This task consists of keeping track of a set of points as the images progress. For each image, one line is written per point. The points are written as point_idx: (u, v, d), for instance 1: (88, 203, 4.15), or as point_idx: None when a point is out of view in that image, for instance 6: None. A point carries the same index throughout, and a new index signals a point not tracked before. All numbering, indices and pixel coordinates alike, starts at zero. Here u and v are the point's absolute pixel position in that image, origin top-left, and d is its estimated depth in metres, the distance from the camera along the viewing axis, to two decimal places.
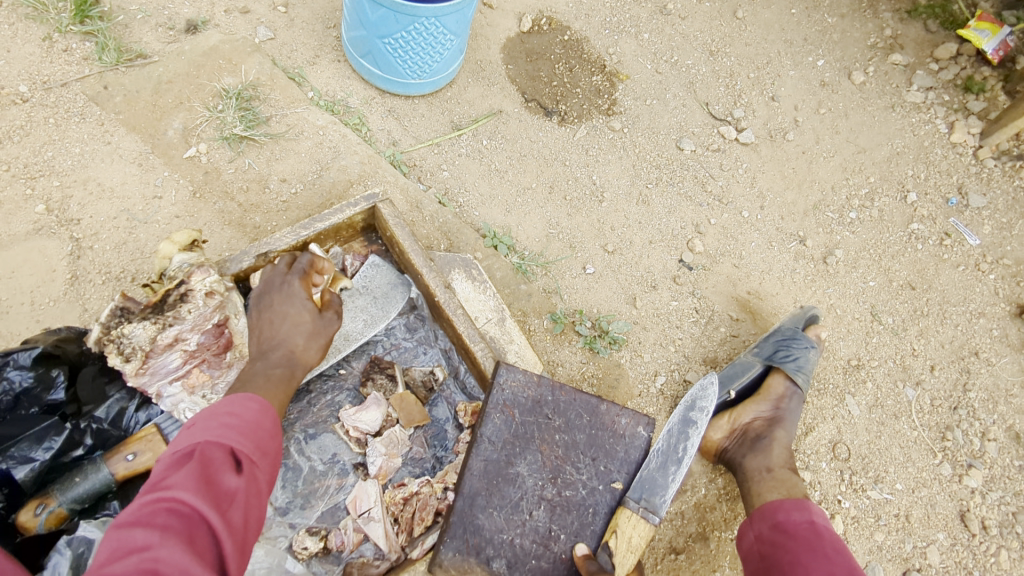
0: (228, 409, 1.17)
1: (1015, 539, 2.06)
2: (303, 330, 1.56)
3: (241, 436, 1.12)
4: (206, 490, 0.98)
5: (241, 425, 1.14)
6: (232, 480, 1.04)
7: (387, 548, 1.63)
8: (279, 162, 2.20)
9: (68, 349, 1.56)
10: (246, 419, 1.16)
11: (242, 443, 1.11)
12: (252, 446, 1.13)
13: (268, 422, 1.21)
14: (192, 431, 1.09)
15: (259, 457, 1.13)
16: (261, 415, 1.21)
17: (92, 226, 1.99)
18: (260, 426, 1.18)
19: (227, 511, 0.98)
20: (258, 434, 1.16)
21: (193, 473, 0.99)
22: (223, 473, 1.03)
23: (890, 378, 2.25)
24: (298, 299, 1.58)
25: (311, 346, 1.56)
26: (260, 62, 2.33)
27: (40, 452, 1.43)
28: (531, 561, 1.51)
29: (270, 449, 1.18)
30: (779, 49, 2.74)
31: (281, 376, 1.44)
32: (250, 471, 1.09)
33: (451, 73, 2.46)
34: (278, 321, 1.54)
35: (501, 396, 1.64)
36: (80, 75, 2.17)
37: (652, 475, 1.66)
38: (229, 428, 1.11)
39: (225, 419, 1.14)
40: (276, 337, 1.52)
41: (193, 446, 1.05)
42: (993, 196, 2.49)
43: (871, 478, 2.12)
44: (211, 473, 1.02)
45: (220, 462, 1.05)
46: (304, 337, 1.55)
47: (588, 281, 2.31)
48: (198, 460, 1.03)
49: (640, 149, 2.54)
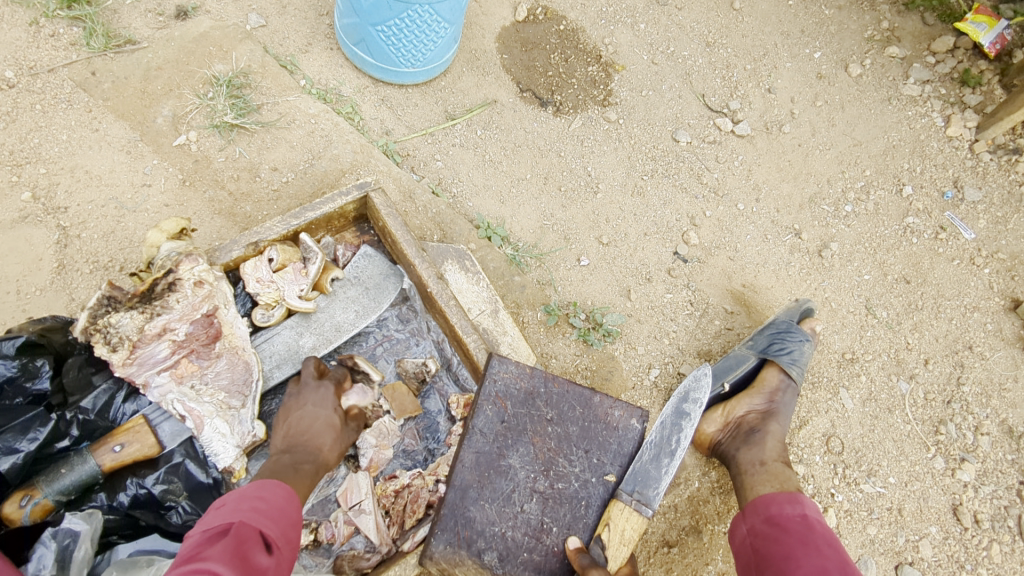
0: (261, 491, 1.21)
1: (1006, 532, 2.07)
2: (333, 430, 1.55)
3: (271, 519, 1.16)
4: (237, 567, 1.01)
5: (271, 509, 1.18)
6: (259, 560, 1.07)
7: (379, 541, 1.61)
8: (270, 151, 2.17)
9: (53, 339, 1.54)
10: (275, 503, 1.20)
11: (272, 526, 1.14)
12: (280, 530, 1.16)
13: (295, 508, 1.24)
14: (226, 509, 1.14)
15: (284, 541, 1.16)
16: (289, 501, 1.24)
17: (79, 214, 1.97)
18: (288, 511, 1.22)
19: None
20: (285, 518, 1.19)
21: (226, 549, 1.03)
22: (252, 553, 1.07)
23: (883, 371, 2.25)
24: (329, 405, 1.58)
25: (335, 446, 1.53)
26: (252, 49, 2.30)
27: (24, 443, 1.41)
28: (523, 554, 1.51)
29: (295, 536, 1.21)
30: (776, 41, 2.72)
31: (308, 472, 1.41)
32: (275, 554, 1.12)
33: (446, 61, 2.43)
34: (310, 420, 1.52)
35: (494, 388, 1.63)
36: (68, 61, 2.13)
37: (645, 467, 1.60)
38: (261, 511, 1.15)
39: (257, 502, 1.18)
40: (306, 435, 1.49)
41: (228, 523, 1.09)
42: (989, 190, 2.48)
43: (863, 472, 2.12)
44: (243, 551, 1.05)
45: (252, 541, 1.08)
46: (331, 437, 1.53)
47: (582, 273, 2.29)
48: (231, 538, 1.06)
49: (635, 141, 2.52)
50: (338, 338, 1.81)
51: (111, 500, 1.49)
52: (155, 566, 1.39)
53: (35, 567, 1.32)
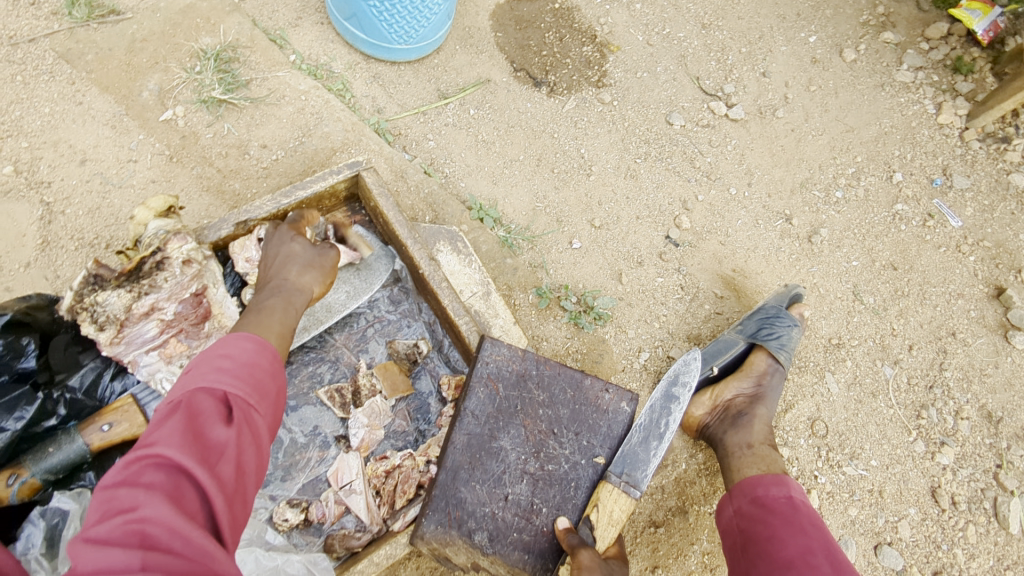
0: (219, 353, 1.10)
1: (982, 514, 2.12)
2: (295, 263, 1.52)
3: (233, 382, 1.06)
4: (194, 442, 0.93)
5: (236, 370, 1.08)
6: (223, 430, 0.98)
7: (369, 520, 1.63)
8: (259, 127, 2.13)
9: (39, 317, 1.50)
10: (238, 364, 1.10)
11: (235, 388, 1.05)
12: (246, 391, 1.06)
13: (264, 365, 1.14)
14: (184, 380, 1.04)
15: (256, 401, 1.07)
16: (256, 357, 1.13)
17: (63, 190, 1.93)
18: (257, 369, 1.12)
19: (218, 463, 0.93)
20: (253, 378, 1.09)
21: (178, 427, 0.94)
22: (215, 423, 0.98)
23: (868, 357, 2.28)
24: (288, 239, 1.57)
25: (305, 273, 1.51)
26: (240, 22, 2.25)
27: (11, 422, 1.39)
28: (512, 534, 1.53)
29: (269, 393, 1.11)
30: (772, 24, 2.71)
31: (276, 304, 1.39)
32: (245, 417, 1.03)
33: (439, 39, 2.39)
34: (274, 262, 1.52)
35: (485, 370, 1.64)
36: (50, 31, 2.08)
37: (633, 450, 1.63)
38: (221, 374, 1.06)
39: (218, 364, 1.07)
40: (270, 274, 1.49)
41: (180, 398, 1.00)
42: (977, 178, 2.50)
43: (847, 455, 2.17)
44: (199, 424, 0.96)
45: (209, 412, 0.99)
46: (299, 266, 1.52)
47: (574, 256, 2.29)
48: (186, 413, 0.97)
49: (629, 123, 2.51)
50: (329, 318, 1.79)
51: (100, 479, 1.49)
52: None
53: (24, 545, 1.33)
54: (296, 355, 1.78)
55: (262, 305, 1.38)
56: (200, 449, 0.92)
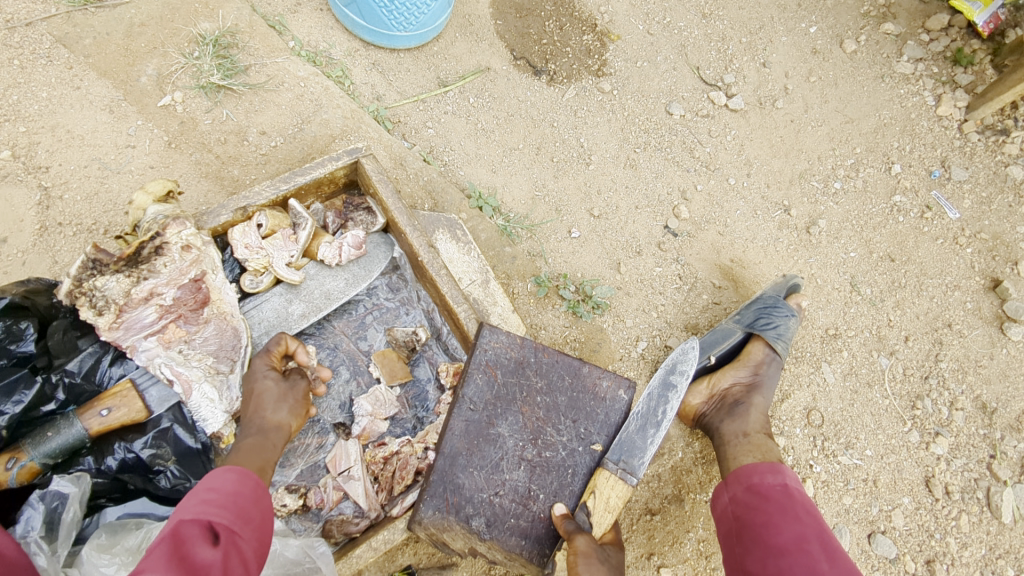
0: (206, 482, 1.13)
1: (975, 504, 2.14)
2: (270, 394, 1.43)
3: (218, 508, 1.08)
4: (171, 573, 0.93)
5: (221, 498, 1.11)
6: (206, 555, 1.00)
7: (367, 506, 1.64)
8: (258, 114, 2.13)
9: (38, 301, 1.50)
10: (225, 490, 1.12)
11: (219, 518, 1.07)
12: (232, 516, 1.09)
13: (249, 490, 1.16)
14: (169, 513, 1.06)
15: (240, 526, 1.09)
16: (242, 483, 1.16)
17: (61, 174, 1.92)
18: (240, 495, 1.14)
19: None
20: (239, 503, 1.12)
21: (160, 555, 0.96)
22: (198, 549, 1.00)
23: (865, 347, 2.29)
24: (260, 371, 1.46)
25: (280, 409, 1.42)
26: (239, 8, 2.23)
27: (10, 406, 1.41)
28: (510, 520, 1.54)
29: (254, 517, 1.13)
30: (773, 14, 2.69)
31: (253, 443, 1.32)
32: (229, 543, 1.06)
33: (439, 26, 2.38)
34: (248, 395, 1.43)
35: (484, 357, 1.64)
36: (46, 14, 2.06)
37: (631, 437, 1.62)
38: (206, 506, 1.08)
39: (204, 493, 1.10)
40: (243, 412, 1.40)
41: (167, 527, 1.03)
42: (975, 170, 2.50)
43: (842, 444, 2.18)
44: (181, 555, 0.98)
45: (192, 543, 1.01)
46: (272, 399, 1.42)
47: (573, 245, 2.30)
48: (171, 540, 1.00)
49: (629, 112, 2.50)
50: (328, 305, 1.79)
51: (99, 463, 1.48)
52: (144, 530, 1.41)
53: (23, 528, 1.31)
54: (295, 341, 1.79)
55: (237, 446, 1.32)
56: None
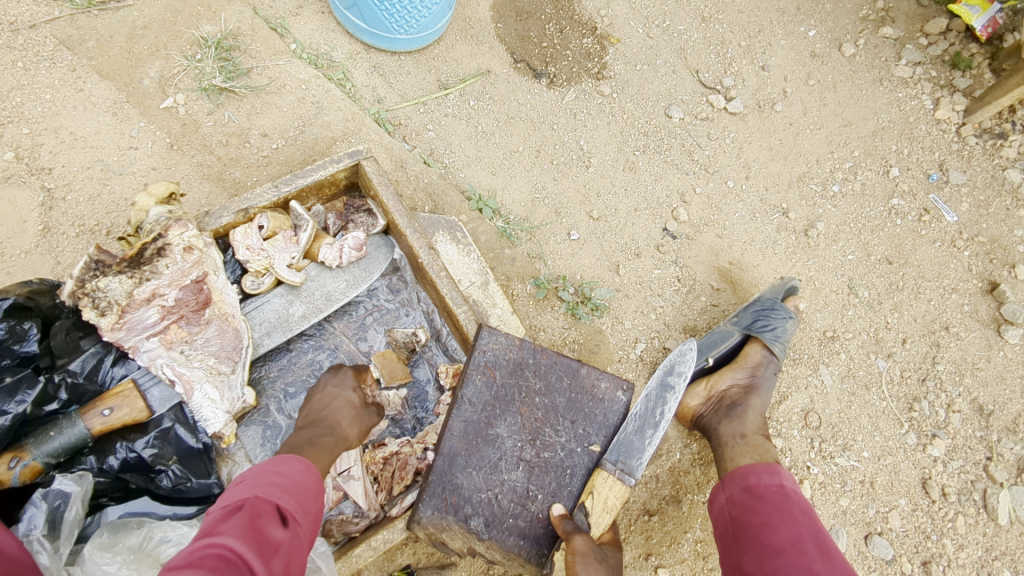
0: (276, 466, 1.17)
1: (972, 505, 2.15)
2: (349, 410, 1.55)
3: (288, 494, 1.12)
4: (252, 540, 0.97)
5: (290, 483, 1.14)
6: (278, 532, 1.03)
7: (367, 506, 1.64)
8: (259, 116, 2.14)
9: (41, 301, 1.51)
10: (293, 477, 1.16)
11: (289, 500, 1.11)
12: (297, 503, 1.12)
13: (313, 482, 1.20)
14: (241, 487, 1.10)
15: (303, 514, 1.12)
16: (307, 475, 1.20)
17: (64, 176, 1.93)
18: (305, 485, 1.18)
19: (272, 560, 0.97)
20: (304, 493, 1.15)
21: (240, 522, 0.99)
22: (271, 525, 1.03)
23: (862, 350, 2.31)
24: (350, 387, 1.61)
25: (353, 425, 1.53)
26: (241, 11, 2.25)
27: (12, 405, 1.41)
28: (508, 520, 1.55)
29: (314, 509, 1.16)
30: (772, 18, 2.71)
31: (326, 444, 1.40)
32: (294, 527, 1.08)
33: (440, 29, 2.39)
34: (332, 400, 1.56)
35: (483, 358, 1.66)
36: (50, 17, 2.07)
37: (629, 438, 1.63)
38: (278, 486, 1.11)
39: (274, 476, 1.14)
40: (324, 413, 1.51)
41: (242, 500, 1.06)
42: (973, 173, 2.51)
43: (839, 446, 2.19)
44: (258, 524, 1.01)
45: (268, 514, 1.05)
46: (350, 417, 1.54)
47: (572, 247, 2.31)
48: (248, 511, 1.03)
49: (628, 115, 2.52)
50: (328, 306, 1.80)
51: (101, 463, 1.49)
52: (145, 529, 1.42)
53: (26, 527, 1.33)
54: (296, 342, 1.81)
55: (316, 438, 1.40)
56: (258, 547, 0.96)
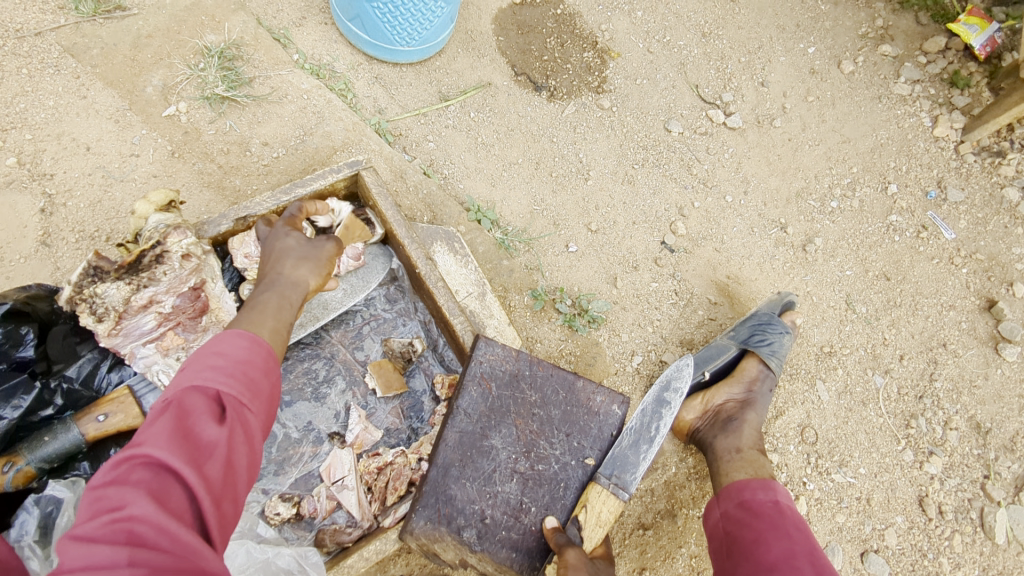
0: (214, 349, 1.05)
1: (968, 524, 2.14)
2: (292, 253, 1.43)
3: (227, 379, 1.01)
4: (182, 442, 0.89)
5: (230, 365, 1.03)
6: (214, 427, 0.94)
7: (360, 516, 1.64)
8: (261, 125, 2.16)
9: (39, 307, 1.50)
10: (233, 359, 1.05)
11: (229, 385, 1.00)
12: (240, 388, 1.02)
13: (260, 361, 1.09)
14: (175, 379, 0.99)
15: (248, 402, 1.01)
16: (252, 353, 1.08)
17: (66, 182, 1.95)
18: (251, 365, 1.06)
19: (209, 460, 0.90)
20: (248, 374, 1.05)
21: (167, 425, 0.90)
22: (207, 419, 0.94)
23: (859, 365, 2.30)
24: (284, 234, 1.49)
25: (301, 268, 1.41)
26: (245, 21, 2.27)
27: (8, 411, 1.41)
28: (501, 532, 1.54)
29: (264, 390, 1.07)
30: (772, 34, 2.72)
31: (270, 297, 1.30)
32: (237, 415, 0.99)
33: (441, 41, 2.41)
34: (271, 254, 1.43)
35: (479, 369, 1.66)
36: (56, 25, 2.09)
37: (624, 452, 1.63)
38: (215, 372, 1.01)
39: (209, 363, 1.02)
40: (269, 266, 1.40)
41: (170, 395, 0.95)
42: (971, 191, 2.52)
43: (836, 462, 2.19)
44: (190, 421, 0.92)
45: (201, 409, 0.95)
46: (294, 258, 1.42)
47: (570, 259, 2.32)
48: (179, 409, 0.94)
49: (628, 129, 2.53)
50: (325, 315, 1.80)
51: (95, 469, 1.50)
52: None
53: (18, 532, 1.33)
54: (292, 351, 1.79)
55: (260, 299, 1.29)
56: (189, 449, 0.89)
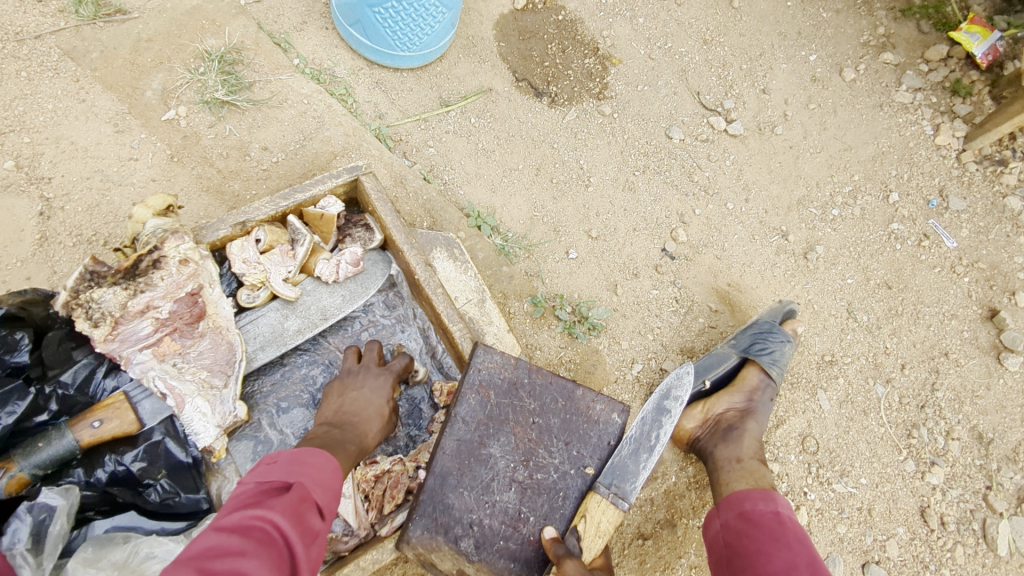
0: (314, 458, 1.19)
1: (970, 535, 2.13)
2: (381, 421, 1.54)
3: (326, 490, 1.14)
4: (296, 522, 1.01)
5: (326, 476, 1.17)
6: (316, 521, 1.06)
7: (357, 525, 1.61)
8: (260, 129, 2.15)
9: (33, 312, 1.51)
10: (328, 472, 1.18)
11: (325, 492, 1.14)
12: (332, 499, 1.15)
13: (342, 482, 1.22)
14: (283, 468, 1.12)
15: (332, 511, 1.14)
16: (339, 473, 1.22)
17: (63, 186, 1.94)
18: (337, 484, 1.20)
19: (308, 547, 1.01)
20: (335, 490, 1.17)
21: (286, 502, 1.03)
22: (312, 512, 1.07)
23: (861, 375, 2.29)
24: (384, 395, 1.59)
25: (377, 434, 1.53)
26: (245, 25, 2.27)
27: (3, 417, 1.40)
28: (499, 542, 1.53)
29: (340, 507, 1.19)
30: (773, 42, 2.72)
31: (353, 453, 1.40)
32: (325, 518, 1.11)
33: (442, 46, 2.41)
34: (365, 405, 1.54)
35: (478, 377, 1.65)
36: (56, 28, 2.09)
37: (623, 461, 1.60)
38: (318, 477, 1.14)
39: (312, 467, 1.16)
40: (359, 415, 1.51)
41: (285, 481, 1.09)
42: (973, 200, 2.51)
43: (837, 472, 2.17)
44: (301, 508, 1.05)
45: (308, 501, 1.08)
46: (377, 426, 1.53)
47: (570, 266, 2.31)
48: (293, 495, 1.06)
49: (629, 135, 2.53)
50: (324, 322, 1.79)
51: (89, 476, 1.47)
52: (131, 544, 1.40)
53: (10, 540, 1.30)
54: (290, 357, 1.80)
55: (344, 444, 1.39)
56: (300, 530, 1.00)
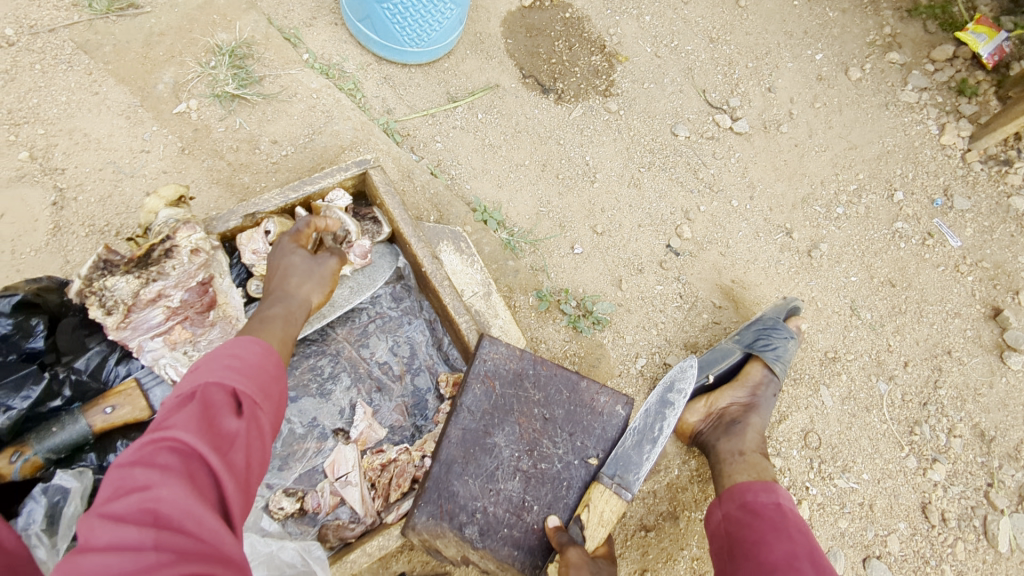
0: (229, 350, 1.07)
1: (971, 531, 2.14)
2: (297, 270, 1.52)
3: (244, 377, 1.03)
4: (206, 432, 0.91)
5: (247, 365, 1.06)
6: (234, 421, 0.96)
7: (363, 513, 1.64)
8: (270, 123, 2.18)
9: (49, 299, 1.53)
10: (249, 360, 1.06)
11: (246, 381, 1.02)
12: (257, 387, 1.04)
13: (274, 365, 1.10)
14: (193, 375, 1.01)
15: (263, 399, 1.03)
16: (266, 357, 1.10)
17: (76, 177, 1.97)
18: (264, 368, 1.08)
19: (231, 451, 0.92)
20: (262, 376, 1.06)
21: (191, 415, 0.93)
22: (227, 415, 0.96)
23: (864, 371, 2.30)
24: (290, 251, 1.55)
25: (305, 284, 1.51)
26: (256, 20, 2.30)
27: (17, 401, 1.42)
28: (503, 530, 1.54)
29: (276, 392, 1.08)
30: (779, 40, 2.73)
31: (277, 313, 1.39)
32: (253, 412, 1.00)
33: (450, 43, 2.43)
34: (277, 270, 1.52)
35: (483, 367, 1.66)
36: (69, 22, 2.12)
37: (627, 453, 1.65)
38: (232, 369, 1.03)
39: (227, 361, 1.04)
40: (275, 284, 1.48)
41: (191, 389, 0.97)
42: (978, 200, 2.52)
43: (839, 467, 2.18)
44: (210, 414, 0.94)
45: (222, 404, 0.97)
46: (297, 276, 1.51)
47: (576, 261, 2.32)
48: (199, 402, 0.95)
49: (635, 132, 2.54)
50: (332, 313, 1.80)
51: (101, 461, 1.51)
52: None
53: (25, 521, 1.32)
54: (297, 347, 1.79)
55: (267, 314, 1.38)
56: (211, 438, 0.91)
